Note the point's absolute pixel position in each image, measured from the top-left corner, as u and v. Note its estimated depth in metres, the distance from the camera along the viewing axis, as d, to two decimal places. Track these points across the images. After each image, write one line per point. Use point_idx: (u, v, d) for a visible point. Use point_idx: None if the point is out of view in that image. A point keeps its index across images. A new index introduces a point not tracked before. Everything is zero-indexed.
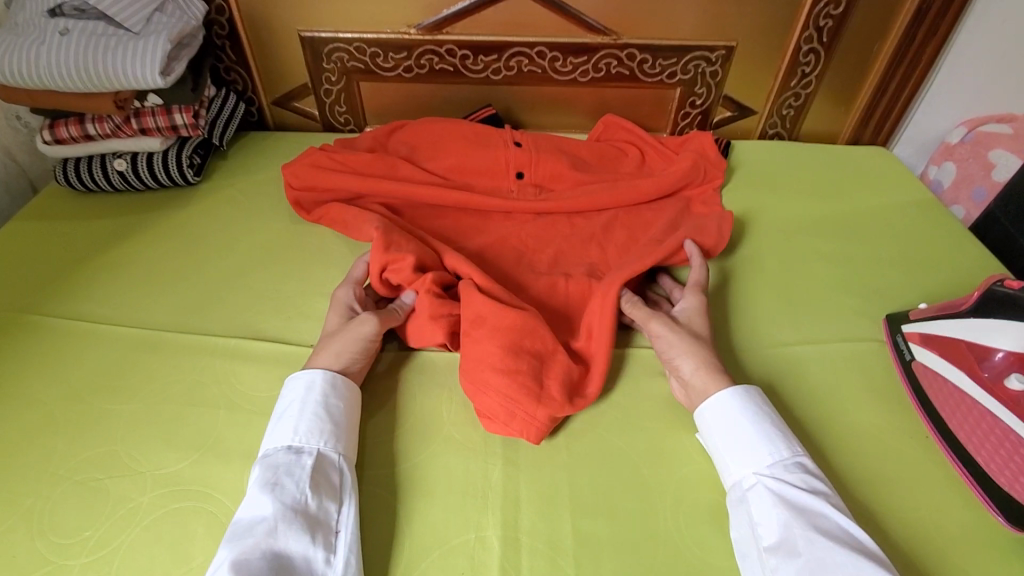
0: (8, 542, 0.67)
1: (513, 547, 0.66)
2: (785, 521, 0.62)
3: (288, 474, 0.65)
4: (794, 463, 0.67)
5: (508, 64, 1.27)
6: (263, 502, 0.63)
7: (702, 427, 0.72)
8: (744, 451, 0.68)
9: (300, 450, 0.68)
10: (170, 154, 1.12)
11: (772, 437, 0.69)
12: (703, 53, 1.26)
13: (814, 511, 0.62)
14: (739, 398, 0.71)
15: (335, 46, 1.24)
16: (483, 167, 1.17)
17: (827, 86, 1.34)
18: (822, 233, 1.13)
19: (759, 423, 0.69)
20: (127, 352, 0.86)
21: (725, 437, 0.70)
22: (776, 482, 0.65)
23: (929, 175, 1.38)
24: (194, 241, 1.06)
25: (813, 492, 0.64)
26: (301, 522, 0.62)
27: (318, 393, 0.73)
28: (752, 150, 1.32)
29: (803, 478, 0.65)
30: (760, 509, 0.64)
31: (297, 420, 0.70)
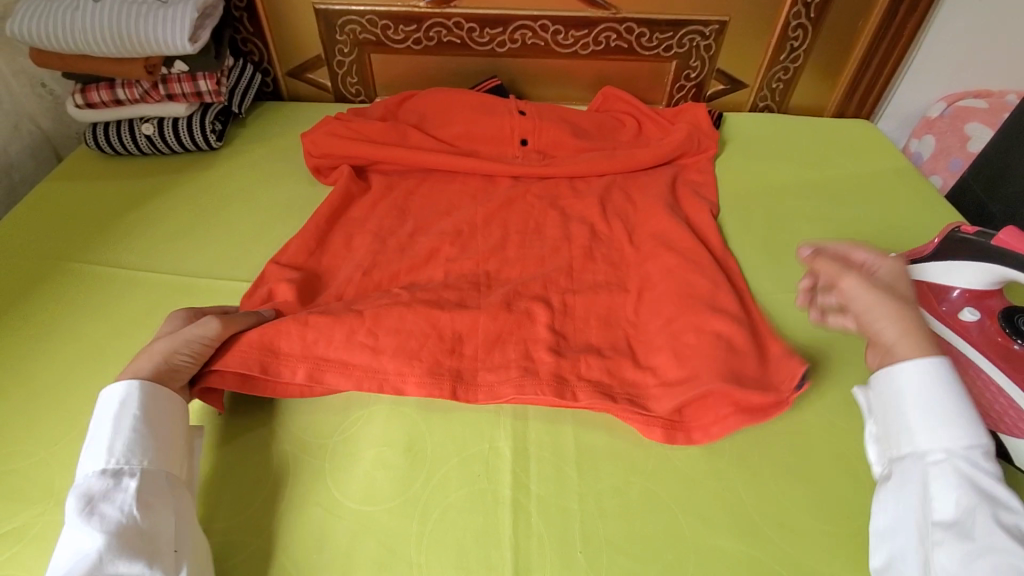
0: (72, 451, 0.75)
1: (523, 455, 0.74)
2: (967, 506, 0.58)
3: (105, 499, 0.61)
4: (987, 446, 0.61)
5: (513, 37, 1.34)
6: (84, 535, 0.59)
7: (886, 386, 0.66)
8: (934, 425, 0.63)
9: (120, 470, 0.64)
10: (194, 120, 1.19)
11: (971, 416, 0.62)
12: (698, 27, 1.33)
13: (999, 505, 0.58)
14: (937, 370, 0.64)
15: (348, 18, 1.31)
16: (490, 135, 1.24)
17: (814, 61, 1.41)
18: (806, 197, 1.21)
19: (957, 397, 0.63)
20: (164, 296, 0.94)
21: (915, 403, 0.64)
22: (965, 465, 0.60)
23: (910, 148, 1.45)
24: (219, 200, 1.13)
25: (1006, 484, 0.59)
26: (131, 546, 0.59)
27: (129, 409, 0.68)
28: (742, 121, 1.40)
29: (996, 466, 0.60)
30: (939, 486, 0.60)
31: (112, 440, 0.66)
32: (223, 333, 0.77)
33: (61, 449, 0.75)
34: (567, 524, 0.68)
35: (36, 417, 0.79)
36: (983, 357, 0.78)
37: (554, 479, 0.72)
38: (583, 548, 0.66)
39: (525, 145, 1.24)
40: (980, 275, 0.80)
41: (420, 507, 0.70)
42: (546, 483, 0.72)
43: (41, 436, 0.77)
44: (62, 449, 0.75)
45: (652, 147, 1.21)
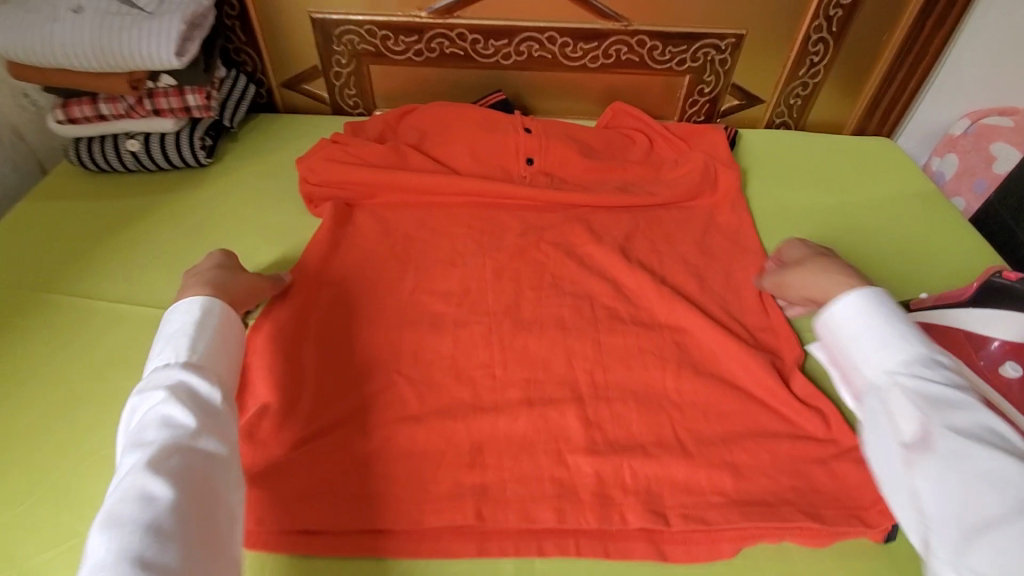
0: (38, 514, 0.70)
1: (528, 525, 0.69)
2: (919, 417, 0.60)
3: (188, 384, 0.67)
4: (926, 360, 0.64)
5: (518, 49, 1.27)
6: (165, 407, 0.64)
7: (829, 332, 0.71)
8: (873, 353, 0.66)
9: (198, 365, 0.70)
10: (183, 135, 1.13)
11: (907, 337, 0.66)
12: (713, 40, 1.26)
13: (952, 406, 0.59)
14: (863, 302, 0.70)
15: (346, 28, 1.24)
16: (496, 157, 1.18)
17: (834, 77, 1.34)
18: (826, 224, 1.15)
19: (887, 323, 0.67)
20: (147, 333, 0.88)
21: (857, 339, 0.68)
22: (912, 378, 0.62)
23: (931, 166, 1.38)
24: (207, 222, 1.07)
25: (954, 386, 0.61)
26: (206, 424, 0.65)
27: (208, 317, 0.76)
28: (759, 138, 1.34)
29: (943, 373, 0.62)
30: (895, 408, 0.62)
31: (197, 338, 0.73)
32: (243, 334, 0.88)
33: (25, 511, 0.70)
34: None
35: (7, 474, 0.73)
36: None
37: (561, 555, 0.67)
38: None
39: (532, 164, 1.18)
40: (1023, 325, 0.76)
41: None
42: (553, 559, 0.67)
43: (6, 494, 0.71)
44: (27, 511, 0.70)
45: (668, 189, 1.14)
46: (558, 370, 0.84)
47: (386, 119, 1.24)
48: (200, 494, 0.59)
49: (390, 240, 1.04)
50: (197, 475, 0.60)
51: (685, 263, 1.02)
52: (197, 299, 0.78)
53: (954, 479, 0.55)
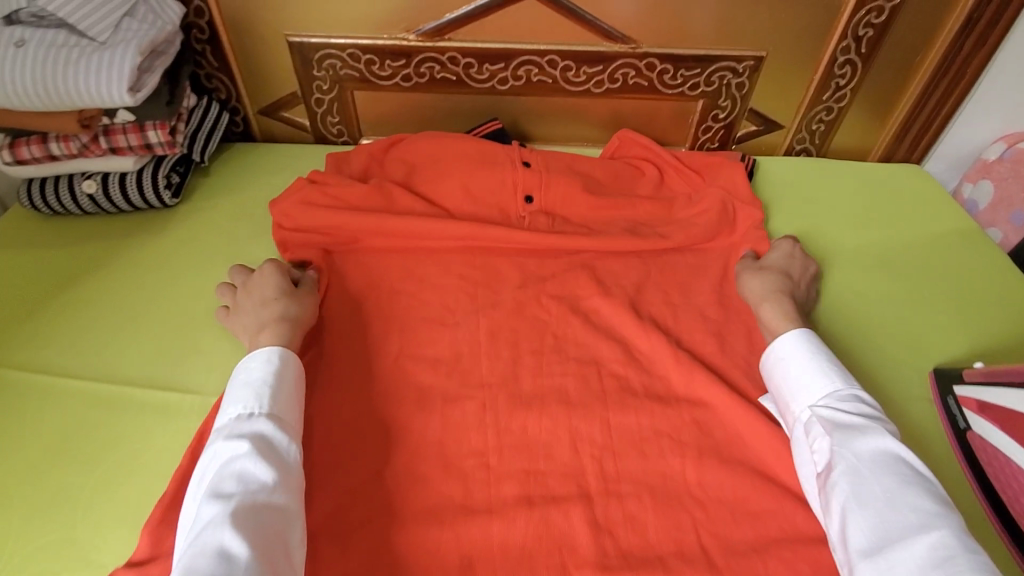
0: None
1: None
2: (830, 446, 0.70)
3: (270, 439, 0.68)
4: (848, 394, 0.75)
5: (516, 73, 1.16)
6: (252, 462, 0.64)
7: (771, 367, 0.82)
8: (804, 388, 0.77)
9: (278, 418, 0.70)
10: (145, 174, 1.03)
11: (837, 375, 0.77)
12: (730, 63, 1.15)
13: (855, 432, 0.70)
14: (800, 342, 0.81)
15: (327, 52, 1.13)
16: (491, 194, 1.07)
17: (861, 101, 1.22)
18: (858, 269, 1.04)
19: (816, 360, 0.78)
20: (98, 414, 0.78)
21: (789, 371, 0.79)
22: (827, 410, 0.74)
23: (962, 194, 1.26)
24: (170, 273, 0.96)
25: (862, 417, 0.72)
26: (286, 483, 0.65)
27: (286, 368, 0.75)
28: (779, 167, 1.24)
29: (854, 405, 0.73)
30: (816, 438, 0.72)
31: (275, 389, 0.72)
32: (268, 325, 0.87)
33: None
34: None
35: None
36: None
37: None
38: None
39: (531, 203, 1.07)
40: None
41: None
42: None
43: None
44: None
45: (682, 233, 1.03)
46: (561, 459, 0.77)
47: (372, 152, 1.13)
48: (281, 557, 0.59)
49: (374, 295, 0.93)
50: (274, 536, 0.60)
51: (699, 322, 0.93)
52: (280, 351, 0.77)
53: (855, 504, 0.65)
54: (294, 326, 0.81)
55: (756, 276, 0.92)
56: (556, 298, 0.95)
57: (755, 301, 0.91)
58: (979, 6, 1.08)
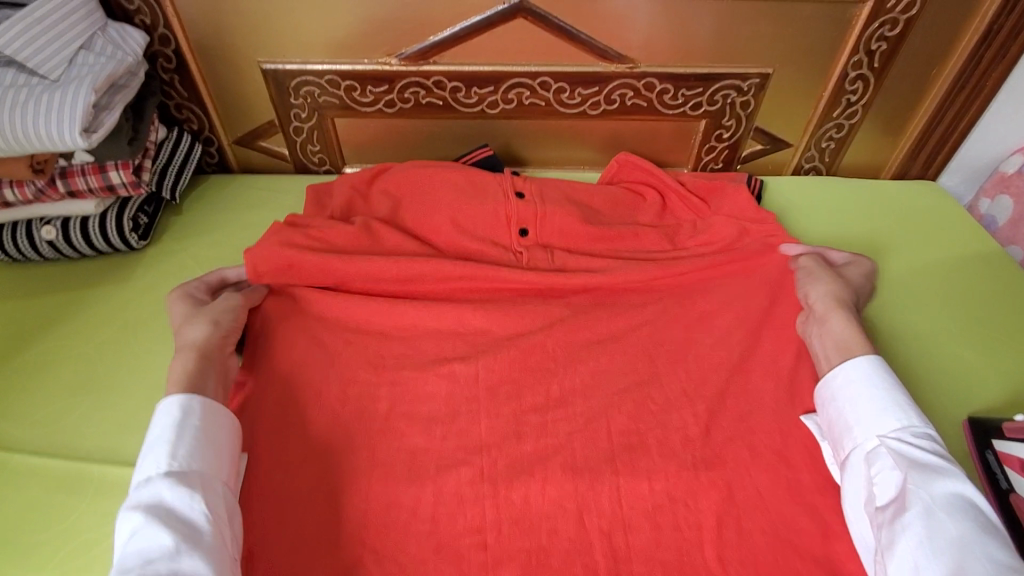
0: None
1: None
2: (899, 481, 0.66)
3: (170, 501, 0.62)
4: (922, 432, 0.70)
5: (507, 97, 1.09)
6: (151, 533, 0.59)
7: (832, 390, 0.76)
8: (870, 417, 0.71)
9: (184, 473, 0.65)
10: (109, 217, 0.95)
11: (909, 407, 0.72)
12: (734, 81, 1.08)
13: (930, 471, 0.65)
14: (872, 366, 0.76)
15: (304, 79, 1.06)
16: (483, 229, 1.00)
17: (874, 117, 1.15)
18: (880, 303, 0.97)
19: (888, 390, 0.73)
20: (52, 497, 0.71)
21: (854, 398, 0.74)
22: (899, 443, 0.68)
23: (979, 209, 1.18)
24: (135, 326, 0.89)
25: (938, 457, 0.67)
26: (195, 544, 0.60)
27: (189, 418, 0.69)
28: (790, 187, 1.17)
29: (929, 444, 0.68)
30: (881, 470, 0.67)
31: (176, 444, 0.66)
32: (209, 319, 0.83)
33: None
34: None
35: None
36: None
37: None
38: None
39: (526, 236, 0.99)
40: None
41: None
42: None
43: None
44: None
45: (690, 269, 0.96)
46: (566, 533, 0.72)
47: (358, 186, 1.06)
48: None
49: (357, 348, 0.86)
50: None
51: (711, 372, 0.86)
52: (186, 397, 0.71)
53: (925, 547, 0.61)
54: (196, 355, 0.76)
55: (827, 285, 0.87)
56: (555, 346, 0.88)
57: (816, 313, 0.85)
58: (999, 16, 1.01)
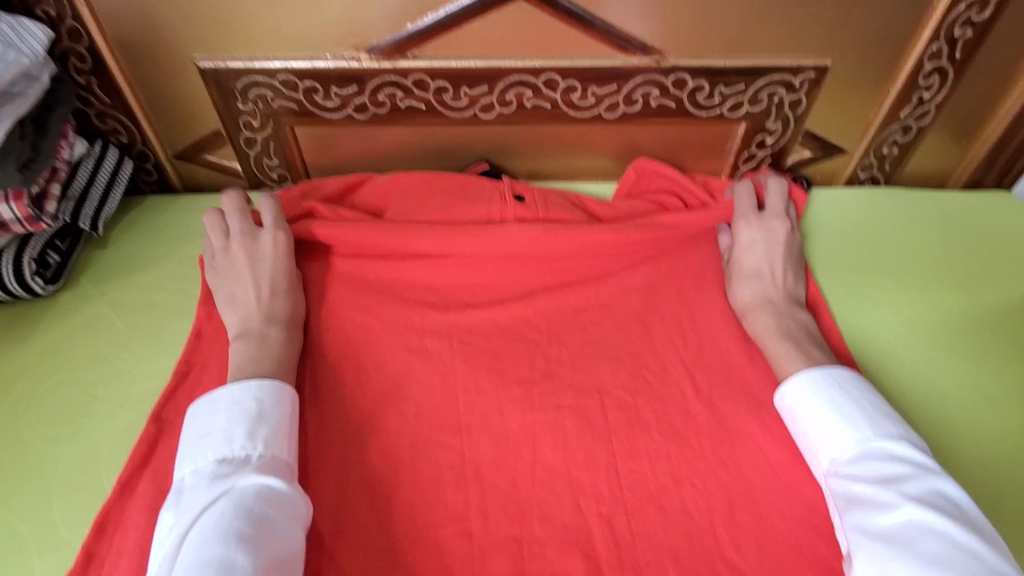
0: None
1: None
2: (843, 524, 0.55)
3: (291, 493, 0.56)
4: (869, 452, 0.58)
5: (503, 98, 0.89)
6: (286, 526, 0.53)
7: (781, 419, 0.66)
8: (815, 448, 0.62)
9: (292, 470, 0.58)
10: (6, 258, 0.76)
11: (852, 423, 0.60)
12: (784, 75, 0.88)
13: (869, 501, 0.54)
14: (813, 380, 0.64)
15: (253, 79, 0.86)
16: (477, 268, 0.81)
17: (947, 117, 0.96)
18: (968, 355, 0.79)
19: (827, 407, 0.62)
20: None
21: (799, 429, 0.64)
22: (840, 477, 0.58)
23: None
24: (31, 401, 0.70)
25: (884, 482, 0.55)
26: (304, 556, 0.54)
27: (295, 409, 0.62)
28: (846, 202, 0.98)
29: (875, 467, 0.57)
30: (834, 514, 0.57)
31: (290, 438, 0.60)
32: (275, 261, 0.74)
33: None
34: None
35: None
36: None
37: None
38: None
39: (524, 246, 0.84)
40: None
41: None
42: None
43: None
44: None
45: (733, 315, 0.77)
46: None
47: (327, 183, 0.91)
48: None
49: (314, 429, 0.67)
50: None
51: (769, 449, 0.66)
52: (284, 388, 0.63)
53: None
54: (287, 308, 0.72)
55: (747, 281, 0.78)
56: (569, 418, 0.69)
57: (743, 308, 0.77)
58: None
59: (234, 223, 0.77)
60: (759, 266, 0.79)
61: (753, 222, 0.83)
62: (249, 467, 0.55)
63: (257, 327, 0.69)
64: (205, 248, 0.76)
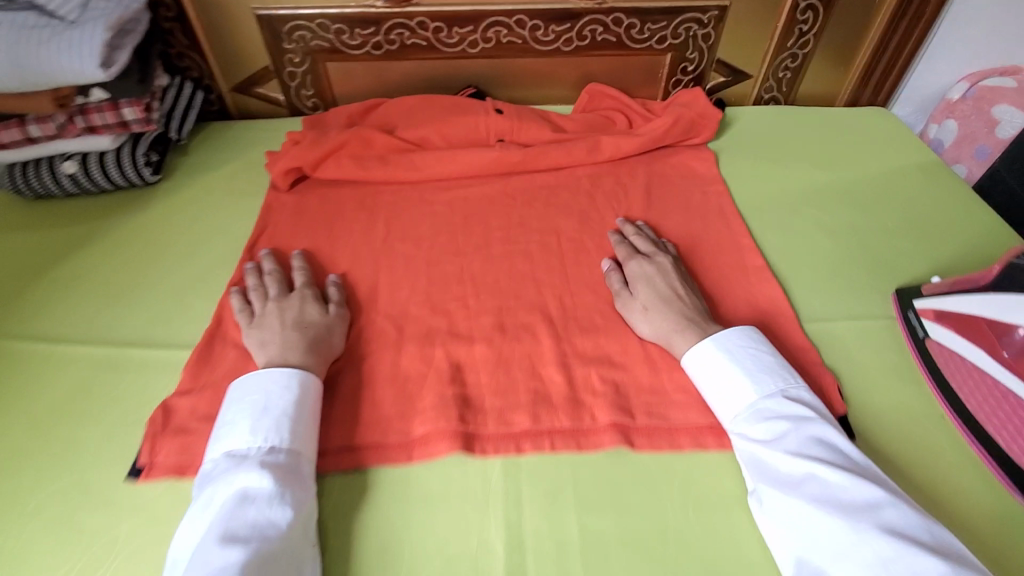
0: None
1: (518, 548, 0.66)
2: (750, 473, 0.68)
3: (286, 475, 0.65)
4: (765, 409, 0.71)
5: (485, 36, 1.18)
6: (272, 505, 0.62)
7: (693, 383, 0.79)
8: (721, 406, 0.74)
9: (299, 455, 0.68)
10: (123, 152, 1.05)
11: (748, 386, 0.73)
12: (695, 14, 1.17)
13: (771, 454, 0.67)
14: (715, 352, 0.77)
15: (296, 23, 1.14)
16: (468, 156, 1.10)
17: (825, 46, 1.25)
18: (829, 204, 1.07)
19: (728, 373, 0.75)
20: (98, 374, 0.83)
21: (707, 392, 0.76)
22: (743, 434, 0.71)
23: (930, 134, 1.36)
24: (156, 247, 1.00)
25: (778, 439, 0.68)
26: (299, 524, 0.63)
27: (306, 396, 0.72)
28: (751, 114, 1.27)
29: (769, 423, 0.70)
30: (741, 463, 0.70)
31: (292, 422, 0.70)
32: (302, 307, 0.83)
33: None
34: None
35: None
36: None
37: None
38: None
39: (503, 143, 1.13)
40: None
41: None
42: None
43: None
44: None
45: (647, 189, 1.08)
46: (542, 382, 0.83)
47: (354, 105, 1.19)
48: None
49: (357, 258, 0.97)
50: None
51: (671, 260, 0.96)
52: (295, 372, 0.74)
53: (781, 532, 0.63)
54: (305, 332, 0.79)
55: (652, 310, 0.84)
56: (534, 246, 0.99)
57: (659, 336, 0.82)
58: None
59: (276, 279, 0.88)
60: (664, 295, 0.85)
61: (639, 262, 0.90)
62: (248, 456, 0.66)
63: (278, 349, 0.77)
64: (239, 307, 0.85)
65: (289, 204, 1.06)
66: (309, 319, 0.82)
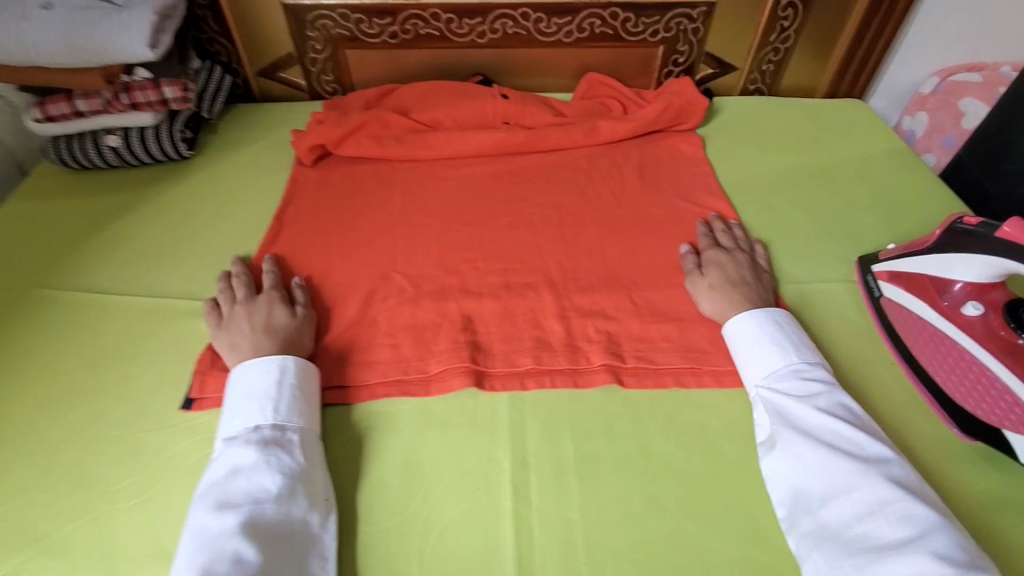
0: (61, 488, 0.76)
1: (522, 465, 0.77)
2: (770, 421, 0.77)
3: (276, 447, 0.72)
4: (791, 373, 0.80)
5: (493, 27, 1.28)
6: (263, 475, 0.69)
7: (727, 344, 0.88)
8: (751, 366, 0.83)
9: (287, 428, 0.75)
10: (162, 129, 1.15)
11: (780, 352, 0.82)
12: (685, 10, 1.28)
13: (793, 409, 0.76)
14: (757, 321, 0.86)
15: (319, 13, 1.25)
16: (476, 137, 1.20)
17: (805, 41, 1.36)
18: (804, 184, 1.18)
19: (765, 339, 0.83)
20: (149, 321, 0.93)
21: (740, 352, 0.85)
22: (769, 390, 0.80)
23: (903, 126, 1.45)
24: (193, 213, 1.10)
25: (802, 397, 0.77)
26: (296, 485, 0.70)
27: (290, 377, 0.79)
28: (737, 103, 1.38)
29: (796, 383, 0.79)
30: (760, 413, 0.79)
31: (276, 400, 0.76)
32: (269, 310, 0.88)
33: (51, 484, 0.76)
34: (570, 534, 0.72)
35: (27, 461, 0.78)
36: (989, 356, 0.82)
37: (556, 489, 0.75)
38: (588, 560, 0.70)
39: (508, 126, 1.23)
40: (983, 266, 0.81)
41: (421, 525, 0.72)
42: (547, 495, 0.75)
43: (26, 471, 0.77)
44: (52, 484, 0.76)
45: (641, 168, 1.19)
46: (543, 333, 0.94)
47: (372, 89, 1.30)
48: (285, 554, 0.65)
49: (376, 225, 1.08)
50: (278, 539, 0.66)
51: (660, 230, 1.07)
52: (280, 364, 0.80)
53: (789, 471, 0.72)
54: (276, 334, 0.84)
55: (713, 288, 0.93)
56: (536, 217, 1.09)
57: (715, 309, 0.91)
58: None
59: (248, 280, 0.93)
60: (737, 284, 0.92)
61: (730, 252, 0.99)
62: (242, 435, 0.73)
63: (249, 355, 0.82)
64: (212, 305, 0.90)
65: (313, 178, 1.17)
66: (277, 321, 0.86)
